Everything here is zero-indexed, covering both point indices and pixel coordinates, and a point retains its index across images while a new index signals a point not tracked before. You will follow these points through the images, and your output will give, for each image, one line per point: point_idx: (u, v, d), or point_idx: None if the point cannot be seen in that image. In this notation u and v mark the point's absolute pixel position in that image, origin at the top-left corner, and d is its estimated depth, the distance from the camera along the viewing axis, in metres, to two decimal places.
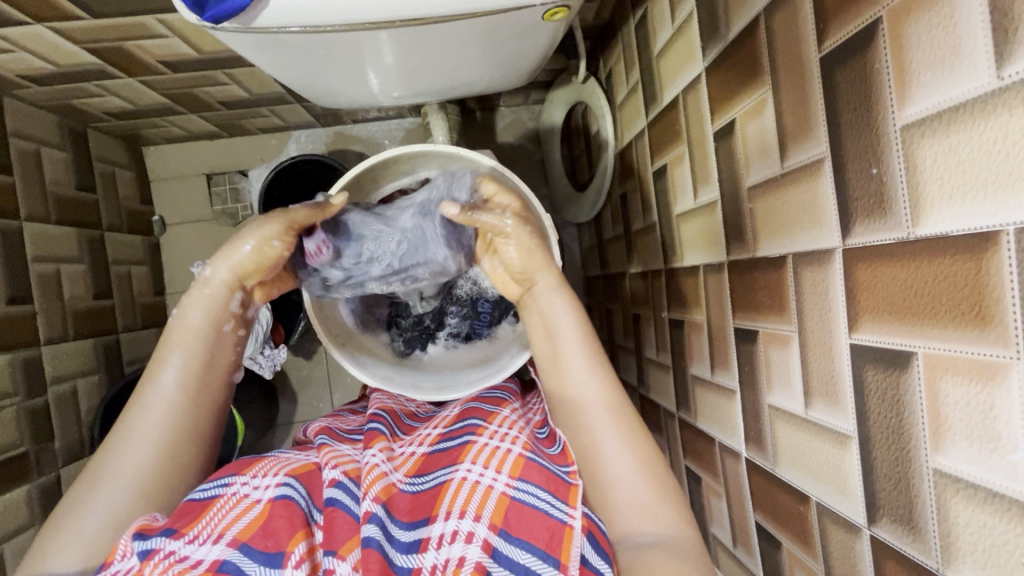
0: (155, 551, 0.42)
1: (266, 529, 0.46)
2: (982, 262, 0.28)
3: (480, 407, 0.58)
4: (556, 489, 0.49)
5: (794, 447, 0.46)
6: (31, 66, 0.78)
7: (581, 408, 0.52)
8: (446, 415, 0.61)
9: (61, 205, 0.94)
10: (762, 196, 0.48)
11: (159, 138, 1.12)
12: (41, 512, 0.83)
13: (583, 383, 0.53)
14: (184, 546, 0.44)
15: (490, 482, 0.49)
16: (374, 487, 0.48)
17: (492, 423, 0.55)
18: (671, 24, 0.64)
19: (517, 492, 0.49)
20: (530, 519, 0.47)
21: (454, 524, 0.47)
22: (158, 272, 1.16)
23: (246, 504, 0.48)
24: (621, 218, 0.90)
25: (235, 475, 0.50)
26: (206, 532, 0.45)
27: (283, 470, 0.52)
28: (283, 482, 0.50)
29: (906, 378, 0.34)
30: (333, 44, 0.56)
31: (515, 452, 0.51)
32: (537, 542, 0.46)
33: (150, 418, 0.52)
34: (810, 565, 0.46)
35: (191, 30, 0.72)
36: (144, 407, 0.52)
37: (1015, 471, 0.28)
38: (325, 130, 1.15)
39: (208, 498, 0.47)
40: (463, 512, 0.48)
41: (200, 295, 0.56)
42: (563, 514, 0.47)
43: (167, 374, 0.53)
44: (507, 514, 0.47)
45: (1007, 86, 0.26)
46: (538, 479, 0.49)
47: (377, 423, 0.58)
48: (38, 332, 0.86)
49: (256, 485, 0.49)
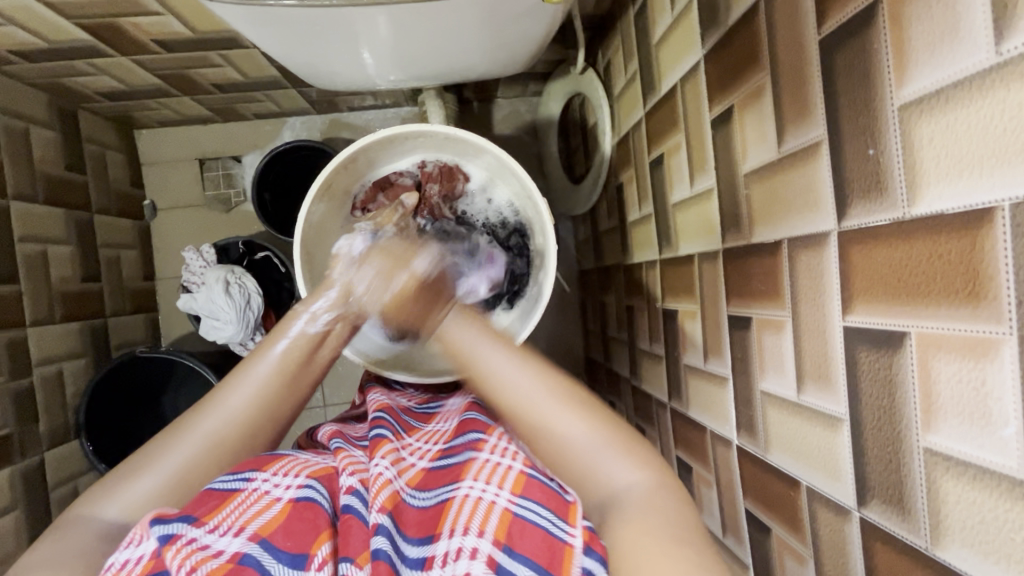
0: (177, 537, 0.41)
1: (287, 528, 0.45)
2: (977, 237, 0.29)
3: (478, 420, 0.57)
4: (556, 507, 0.47)
5: (786, 433, 0.46)
6: (20, 41, 0.76)
7: (512, 399, 0.52)
8: (446, 429, 0.60)
9: (49, 184, 0.92)
10: (759, 181, 0.48)
11: (151, 120, 1.11)
12: (24, 494, 0.81)
13: (544, 400, 0.51)
14: (205, 534, 0.43)
15: (492, 497, 0.47)
16: (380, 496, 0.48)
17: (492, 436, 0.54)
18: (670, 12, 0.63)
19: (518, 508, 0.47)
20: (532, 535, 0.45)
21: (458, 540, 0.44)
22: (148, 257, 1.14)
23: (266, 501, 0.47)
24: (616, 209, 0.90)
25: (257, 470, 0.49)
26: (225, 524, 0.44)
27: (305, 471, 0.51)
28: (305, 483, 0.49)
29: (899, 359, 0.34)
30: (330, 21, 0.56)
31: (516, 470, 0.50)
32: (539, 560, 0.43)
33: (183, 447, 0.49)
34: (799, 551, 0.46)
35: (186, 7, 0.71)
36: (178, 433, 0.50)
37: (1005, 447, 0.28)
38: (320, 117, 1.14)
39: (230, 489, 0.47)
40: (467, 529, 0.45)
41: (294, 318, 0.56)
42: (562, 533, 0.44)
43: (222, 406, 0.51)
44: (509, 529, 0.45)
45: (1006, 61, 0.26)
46: (539, 496, 0.48)
47: (381, 428, 0.57)
48: (24, 312, 0.85)
49: (277, 482, 0.49)
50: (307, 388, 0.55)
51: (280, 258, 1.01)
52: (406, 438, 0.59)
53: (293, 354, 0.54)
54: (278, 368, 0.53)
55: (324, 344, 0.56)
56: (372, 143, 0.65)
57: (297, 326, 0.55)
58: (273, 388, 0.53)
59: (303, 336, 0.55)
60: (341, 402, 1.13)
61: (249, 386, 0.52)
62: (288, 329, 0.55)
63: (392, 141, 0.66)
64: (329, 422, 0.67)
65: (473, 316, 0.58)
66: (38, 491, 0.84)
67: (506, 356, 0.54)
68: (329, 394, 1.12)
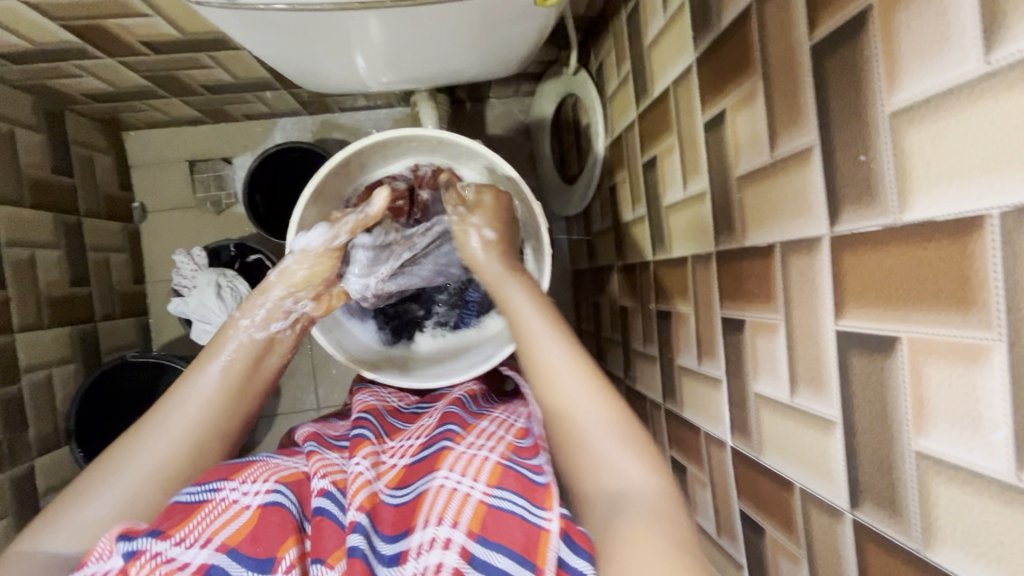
0: (141, 552, 0.41)
1: (255, 534, 0.45)
2: (967, 245, 0.29)
3: (457, 415, 0.58)
4: (533, 495, 0.47)
5: (779, 435, 0.47)
6: (5, 43, 0.75)
7: (557, 388, 0.51)
8: (430, 423, 0.59)
9: (36, 188, 0.91)
10: (752, 185, 0.48)
11: (139, 122, 1.09)
12: (15, 502, 0.80)
13: (572, 388, 0.50)
14: (171, 547, 0.42)
15: (467, 490, 0.48)
16: (358, 496, 0.47)
17: (469, 433, 0.55)
18: (663, 14, 0.64)
19: (494, 499, 0.47)
20: (508, 523, 0.46)
21: (431, 531, 0.45)
22: (138, 260, 1.13)
23: (235, 510, 0.46)
24: (610, 210, 0.90)
25: (224, 480, 0.48)
26: (192, 535, 0.44)
27: (274, 476, 0.50)
28: (273, 488, 0.48)
29: (891, 363, 0.34)
30: (321, 24, 0.56)
31: (492, 461, 0.51)
32: (514, 545, 0.44)
33: (132, 464, 0.48)
34: (793, 551, 0.46)
35: (174, 8, 0.70)
36: (124, 452, 0.49)
37: (995, 451, 0.28)
38: (312, 118, 1.14)
39: (195, 502, 0.46)
40: (441, 519, 0.46)
41: (228, 336, 0.56)
42: (540, 519, 0.45)
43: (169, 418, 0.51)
44: (484, 521, 0.46)
45: (995, 71, 0.27)
46: (513, 485, 0.48)
47: (361, 430, 0.57)
48: (12, 318, 0.84)
49: (245, 491, 0.48)
50: (256, 399, 0.56)
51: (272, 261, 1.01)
52: (388, 441, 0.58)
53: (238, 357, 0.55)
54: (225, 377, 0.54)
55: (271, 353, 0.57)
56: (365, 147, 0.65)
57: (234, 340, 0.56)
58: (224, 393, 0.53)
59: (246, 340, 0.56)
60: (335, 405, 1.12)
61: (196, 398, 0.52)
62: (225, 344, 0.55)
63: (385, 145, 0.66)
64: (314, 422, 0.67)
65: (534, 288, 0.59)
66: (28, 499, 0.83)
67: (559, 344, 0.53)
68: (323, 396, 1.12)
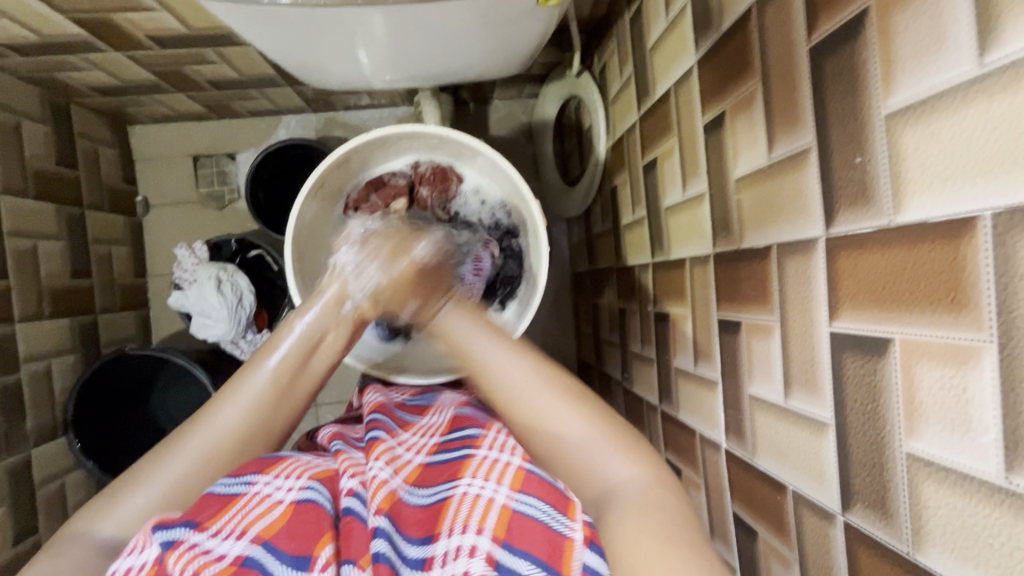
0: (179, 542, 0.42)
1: (290, 529, 0.44)
2: (959, 246, 0.29)
3: (475, 416, 0.58)
4: (556, 501, 0.46)
5: (773, 437, 0.46)
6: (12, 34, 0.76)
7: (512, 389, 0.53)
8: (438, 422, 0.60)
9: (40, 180, 0.91)
10: (749, 187, 0.48)
11: (144, 116, 1.10)
12: (10, 492, 0.81)
13: (549, 406, 0.51)
14: (207, 539, 0.43)
15: (491, 494, 0.47)
16: (378, 496, 0.47)
17: (490, 433, 0.54)
18: (665, 17, 0.64)
19: (518, 504, 0.46)
20: (532, 533, 0.44)
21: (456, 540, 0.44)
22: (139, 254, 1.14)
23: (268, 504, 0.46)
24: (610, 212, 0.90)
25: (258, 474, 0.48)
26: (228, 527, 0.44)
27: (307, 473, 0.50)
28: (306, 486, 0.48)
29: (883, 365, 0.34)
30: (325, 20, 0.56)
31: (515, 465, 0.49)
32: (539, 553, 0.43)
33: (180, 460, 0.49)
34: (785, 554, 0.46)
35: (180, 3, 0.71)
36: (175, 448, 0.50)
37: (984, 453, 0.28)
38: (316, 115, 1.14)
39: (230, 494, 0.47)
40: (466, 526, 0.44)
41: (282, 335, 0.55)
42: (563, 527, 0.44)
43: (213, 420, 0.51)
44: (509, 526, 0.44)
45: (988, 73, 0.27)
46: (539, 492, 0.47)
47: (377, 430, 0.57)
48: (12, 308, 0.84)
49: (279, 485, 0.48)
50: (300, 402, 0.55)
51: (272, 256, 1.01)
52: (402, 435, 0.59)
53: (286, 365, 0.54)
54: (272, 379, 0.53)
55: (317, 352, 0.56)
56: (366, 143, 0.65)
57: (285, 341, 0.55)
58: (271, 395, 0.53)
59: (297, 343, 0.55)
60: (333, 401, 1.12)
61: (240, 404, 0.52)
62: (275, 344, 0.55)
63: (386, 140, 0.66)
64: (329, 423, 0.67)
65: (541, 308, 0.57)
66: (24, 488, 0.83)
67: (504, 346, 0.56)
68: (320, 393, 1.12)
